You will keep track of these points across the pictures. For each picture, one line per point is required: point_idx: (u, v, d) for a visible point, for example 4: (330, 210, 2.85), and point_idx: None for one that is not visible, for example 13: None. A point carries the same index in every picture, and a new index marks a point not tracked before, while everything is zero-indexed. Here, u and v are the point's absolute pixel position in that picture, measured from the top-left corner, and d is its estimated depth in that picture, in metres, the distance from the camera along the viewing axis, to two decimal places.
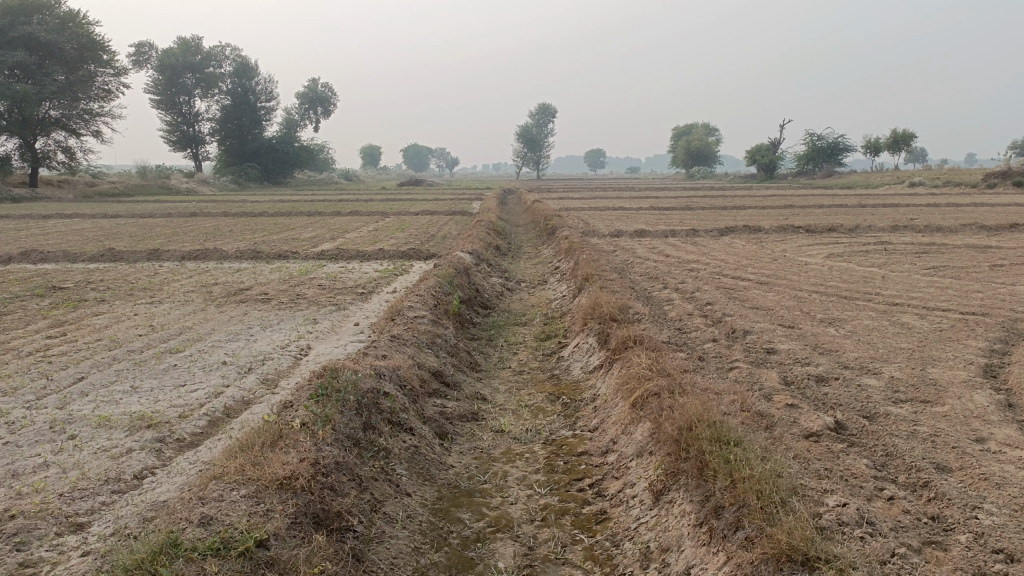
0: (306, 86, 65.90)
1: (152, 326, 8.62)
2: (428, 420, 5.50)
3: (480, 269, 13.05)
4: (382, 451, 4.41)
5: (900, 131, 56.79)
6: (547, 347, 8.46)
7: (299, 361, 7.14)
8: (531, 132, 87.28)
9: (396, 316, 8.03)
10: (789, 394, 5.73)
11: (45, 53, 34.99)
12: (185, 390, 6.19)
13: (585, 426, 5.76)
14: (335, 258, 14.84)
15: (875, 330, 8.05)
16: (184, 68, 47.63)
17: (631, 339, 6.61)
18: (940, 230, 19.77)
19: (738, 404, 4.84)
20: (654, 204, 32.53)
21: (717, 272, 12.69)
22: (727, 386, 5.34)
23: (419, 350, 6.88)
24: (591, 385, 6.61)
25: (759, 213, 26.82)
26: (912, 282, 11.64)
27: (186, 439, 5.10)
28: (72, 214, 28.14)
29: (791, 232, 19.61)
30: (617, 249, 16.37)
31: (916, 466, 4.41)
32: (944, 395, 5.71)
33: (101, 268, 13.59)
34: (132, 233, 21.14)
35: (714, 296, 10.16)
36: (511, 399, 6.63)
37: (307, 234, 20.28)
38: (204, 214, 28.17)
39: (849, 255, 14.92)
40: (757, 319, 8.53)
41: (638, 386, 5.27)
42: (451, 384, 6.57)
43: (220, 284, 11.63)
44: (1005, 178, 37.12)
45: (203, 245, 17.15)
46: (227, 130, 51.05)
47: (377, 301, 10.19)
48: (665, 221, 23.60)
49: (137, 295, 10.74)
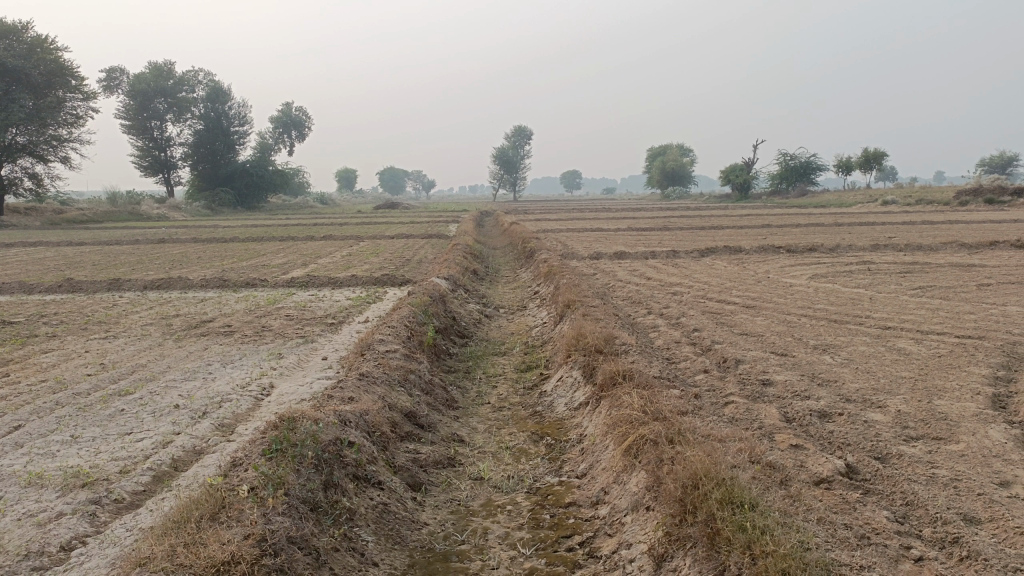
0: (280, 110, 65.32)
1: (103, 364, 8.02)
2: (398, 470, 4.98)
3: (456, 295, 12.57)
4: (345, 514, 3.89)
5: (872, 150, 57.45)
6: (528, 379, 7.96)
7: (260, 403, 6.59)
8: (507, 154, 87.34)
9: (365, 350, 7.49)
10: (793, 433, 5.28)
11: (12, 78, 34.20)
12: (130, 440, 5.61)
13: (573, 471, 5.27)
14: (306, 286, 14.30)
15: (873, 358, 7.64)
16: (156, 93, 46.97)
17: (619, 374, 6.14)
18: (920, 248, 19.62)
19: (743, 452, 4.38)
20: (631, 225, 32.25)
21: (701, 296, 12.30)
22: (728, 429, 4.88)
23: (390, 389, 6.36)
24: (577, 424, 6.12)
25: (737, 233, 26.63)
26: (901, 304, 11.32)
27: (125, 499, 4.54)
28: (35, 241, 27.33)
29: (772, 252, 19.34)
30: (597, 272, 15.96)
31: (942, 517, 3.96)
32: (958, 432, 5.29)
33: (56, 301, 12.90)
34: (96, 261, 20.37)
35: (701, 321, 9.74)
36: (491, 440, 6.11)
37: (278, 260, 19.70)
38: (173, 240, 27.47)
39: (832, 275, 14.64)
40: (748, 347, 8.12)
41: (631, 430, 4.78)
42: (425, 427, 6.06)
43: (181, 316, 11.01)
44: (976, 196, 37.43)
45: (168, 274, 16.50)
46: (201, 155, 50.31)
47: (347, 332, 9.63)
48: (643, 243, 23.28)
49: (91, 330, 10.10)
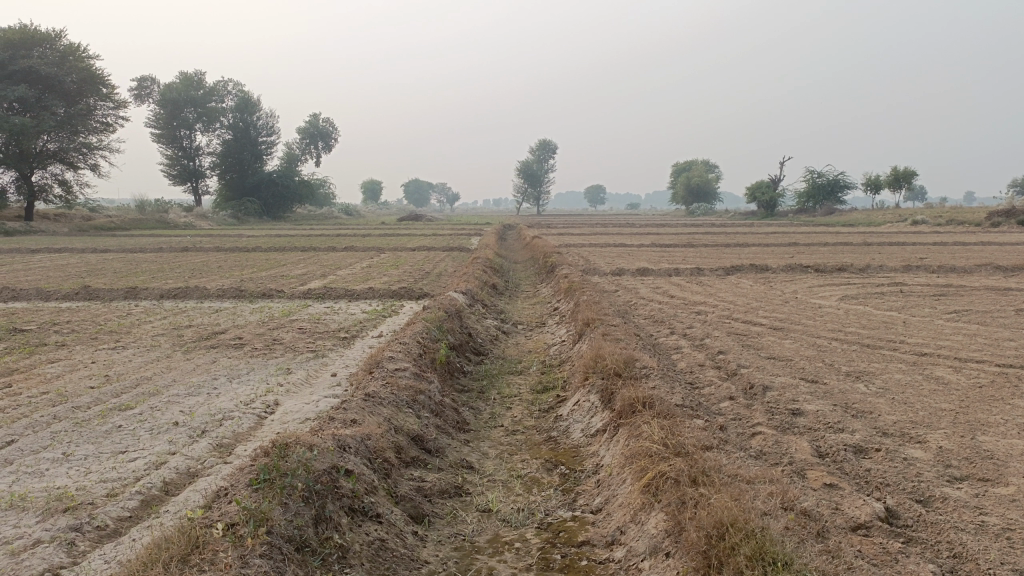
0: (307, 122, 65.76)
1: (107, 376, 7.80)
2: (400, 501, 4.66)
3: (474, 310, 12.29)
4: (337, 553, 3.58)
5: (902, 169, 56.57)
6: (544, 401, 7.63)
7: (263, 421, 6.31)
8: (531, 167, 86.97)
9: (374, 368, 7.20)
10: (825, 470, 4.90)
11: (45, 86, 34.62)
12: (122, 459, 5.35)
13: (587, 505, 4.93)
14: (323, 297, 14.10)
15: (909, 387, 7.21)
16: (186, 103, 47.44)
17: (639, 401, 5.78)
18: (954, 270, 19.01)
19: (775, 496, 4.00)
20: (655, 241, 31.84)
21: (726, 315, 11.92)
22: (757, 468, 4.51)
23: (397, 411, 6.05)
24: (593, 452, 5.78)
25: (763, 251, 26.13)
26: (936, 328, 10.85)
27: (109, 526, 4.26)
28: (61, 247, 27.55)
29: (800, 272, 18.85)
30: (619, 289, 15.62)
31: (994, 574, 3.56)
32: (1007, 472, 4.87)
33: (71, 308, 12.80)
34: (117, 269, 20.37)
35: (726, 343, 9.35)
36: (502, 468, 5.77)
37: (297, 270, 19.57)
38: (196, 248, 27.55)
39: (863, 297, 14.16)
40: (776, 372, 7.72)
41: (651, 465, 4.42)
42: (433, 452, 5.75)
43: (193, 327, 10.83)
44: (1010, 217, 36.56)
45: (186, 282, 16.38)
46: (228, 164, 50.68)
47: (359, 347, 9.37)
48: (667, 259, 22.89)
49: (101, 339, 9.94)
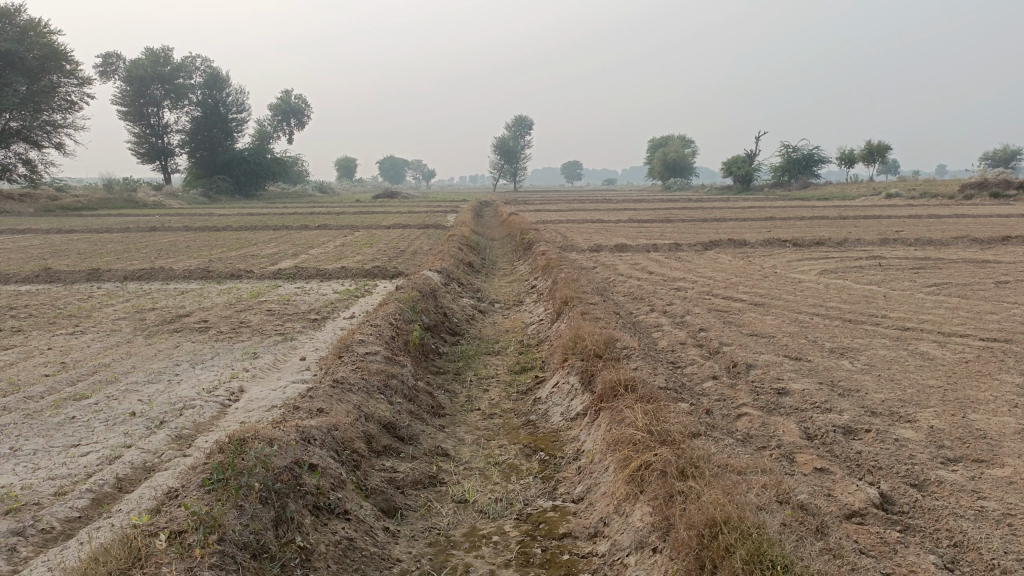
0: (280, 98, 64.49)
1: (63, 364, 7.42)
2: (370, 494, 4.39)
3: (450, 289, 11.99)
4: (299, 557, 3.30)
5: (876, 142, 56.80)
6: (522, 383, 7.37)
7: (227, 409, 6.00)
8: (508, 143, 86.28)
9: (343, 353, 6.89)
10: (815, 453, 4.70)
11: (5, 62, 33.38)
12: (74, 454, 5.01)
13: (569, 494, 4.69)
14: (294, 277, 13.73)
15: (896, 364, 7.03)
16: (154, 79, 46.23)
17: (620, 384, 5.54)
18: (931, 243, 18.98)
19: (767, 489, 3.78)
20: (632, 216, 31.62)
21: (706, 292, 11.70)
22: (747, 456, 4.28)
23: (368, 397, 5.77)
24: (574, 437, 5.54)
25: (740, 225, 25.99)
26: (917, 302, 10.72)
27: (54, 529, 3.94)
28: (26, 228, 26.80)
29: (778, 247, 18.72)
30: (598, 265, 15.38)
31: (999, 564, 3.38)
32: (1001, 453, 4.70)
33: (30, 292, 12.29)
34: (82, 250, 19.76)
35: (707, 321, 9.13)
36: (479, 455, 5.52)
37: (268, 250, 19.09)
38: (164, 228, 26.88)
39: (843, 271, 14.03)
40: (760, 349, 7.50)
41: (635, 453, 4.18)
42: (405, 440, 5.48)
43: (157, 310, 10.42)
44: (982, 190, 36.79)
45: (152, 264, 15.89)
46: (198, 142, 49.59)
47: (330, 329, 9.04)
48: (645, 235, 22.68)
49: (59, 324, 9.50)
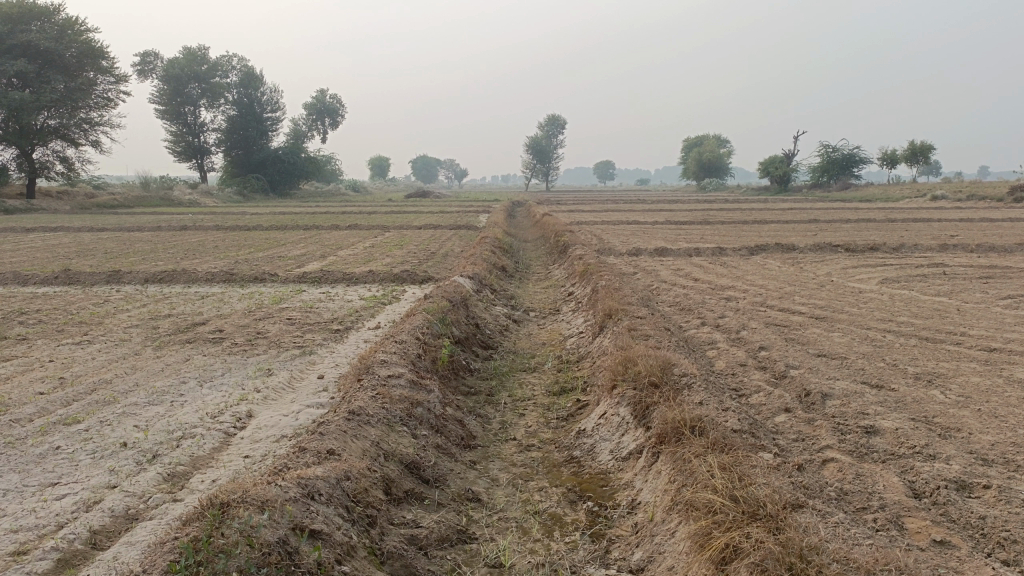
0: (315, 97, 64.35)
1: (60, 380, 6.78)
2: (387, 561, 3.64)
3: (482, 297, 11.25)
4: None
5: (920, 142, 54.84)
6: (563, 408, 6.57)
7: (229, 441, 5.28)
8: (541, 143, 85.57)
9: (364, 375, 6.15)
10: (928, 519, 3.85)
11: (45, 60, 33.48)
12: (47, 497, 4.31)
13: (626, 560, 3.88)
14: (320, 282, 13.09)
15: (995, 395, 6.08)
16: (190, 78, 46.19)
17: (684, 424, 4.71)
18: (994, 249, 17.73)
19: None
20: (670, 218, 30.52)
21: (758, 302, 10.78)
22: (852, 542, 3.41)
23: (388, 431, 5.02)
24: (628, 484, 4.73)
25: (783, 228, 24.87)
26: (997, 318, 9.67)
27: None
28: (57, 225, 26.65)
29: (829, 251, 17.67)
30: (638, 271, 14.53)
31: None
32: None
33: (46, 294, 11.79)
34: (108, 249, 19.40)
35: (767, 337, 8.22)
36: (515, 501, 4.72)
37: (295, 251, 18.54)
38: (195, 226, 26.53)
39: (905, 280, 12.99)
40: (833, 375, 6.59)
41: (715, 530, 3.34)
42: (429, 483, 4.71)
43: (172, 317, 9.82)
44: None
45: (176, 265, 15.39)
46: (233, 140, 49.44)
47: (353, 342, 8.34)
48: (684, 237, 21.75)
49: (67, 332, 8.91)
